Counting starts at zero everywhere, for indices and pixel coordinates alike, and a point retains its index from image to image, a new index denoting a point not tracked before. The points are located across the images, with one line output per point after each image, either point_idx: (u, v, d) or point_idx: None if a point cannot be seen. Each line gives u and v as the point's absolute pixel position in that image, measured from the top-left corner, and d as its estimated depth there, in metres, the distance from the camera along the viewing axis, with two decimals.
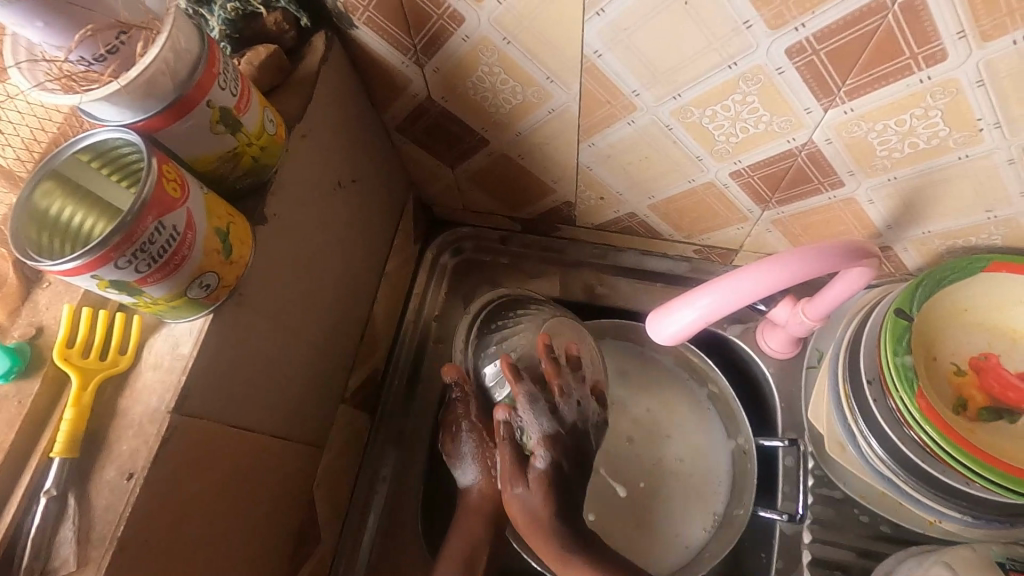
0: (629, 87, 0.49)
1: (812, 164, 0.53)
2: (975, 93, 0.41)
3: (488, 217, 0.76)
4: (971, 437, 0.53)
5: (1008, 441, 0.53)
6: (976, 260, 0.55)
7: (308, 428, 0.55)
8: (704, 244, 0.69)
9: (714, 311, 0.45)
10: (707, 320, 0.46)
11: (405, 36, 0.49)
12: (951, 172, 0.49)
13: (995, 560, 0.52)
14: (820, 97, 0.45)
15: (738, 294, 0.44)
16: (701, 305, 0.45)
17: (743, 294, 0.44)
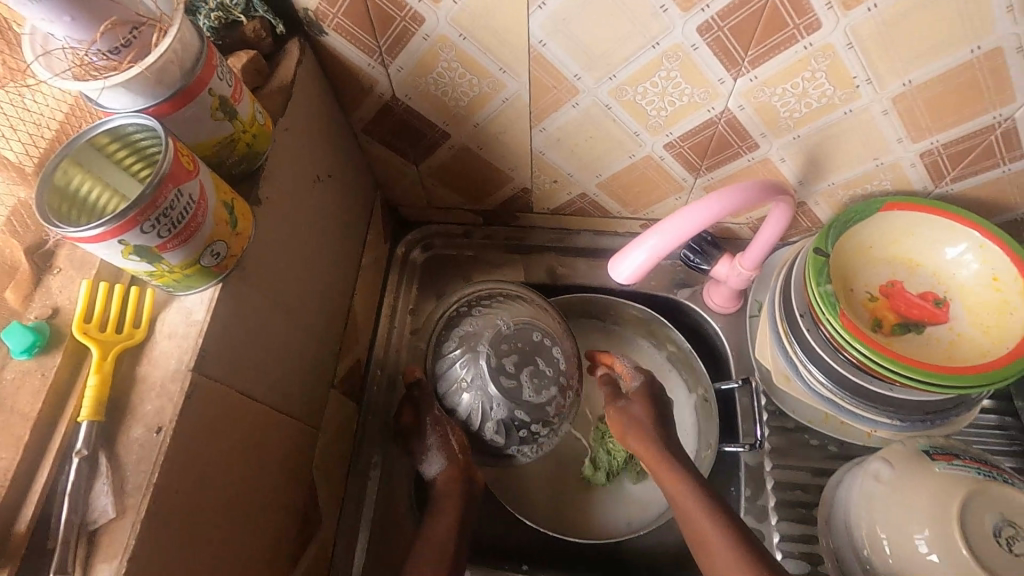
0: (572, 72, 0.57)
1: (732, 130, 0.62)
2: (847, 55, 0.52)
3: (452, 213, 0.82)
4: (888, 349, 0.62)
5: (918, 349, 0.62)
6: (872, 203, 0.64)
7: (305, 408, 0.58)
8: (649, 218, 0.78)
9: (667, 245, 0.51)
10: (661, 255, 0.52)
11: (371, 39, 0.55)
12: (841, 127, 0.60)
13: (921, 449, 0.59)
14: (729, 68, 0.54)
15: (682, 229, 0.50)
16: (655, 241, 0.50)
17: (684, 227, 0.49)
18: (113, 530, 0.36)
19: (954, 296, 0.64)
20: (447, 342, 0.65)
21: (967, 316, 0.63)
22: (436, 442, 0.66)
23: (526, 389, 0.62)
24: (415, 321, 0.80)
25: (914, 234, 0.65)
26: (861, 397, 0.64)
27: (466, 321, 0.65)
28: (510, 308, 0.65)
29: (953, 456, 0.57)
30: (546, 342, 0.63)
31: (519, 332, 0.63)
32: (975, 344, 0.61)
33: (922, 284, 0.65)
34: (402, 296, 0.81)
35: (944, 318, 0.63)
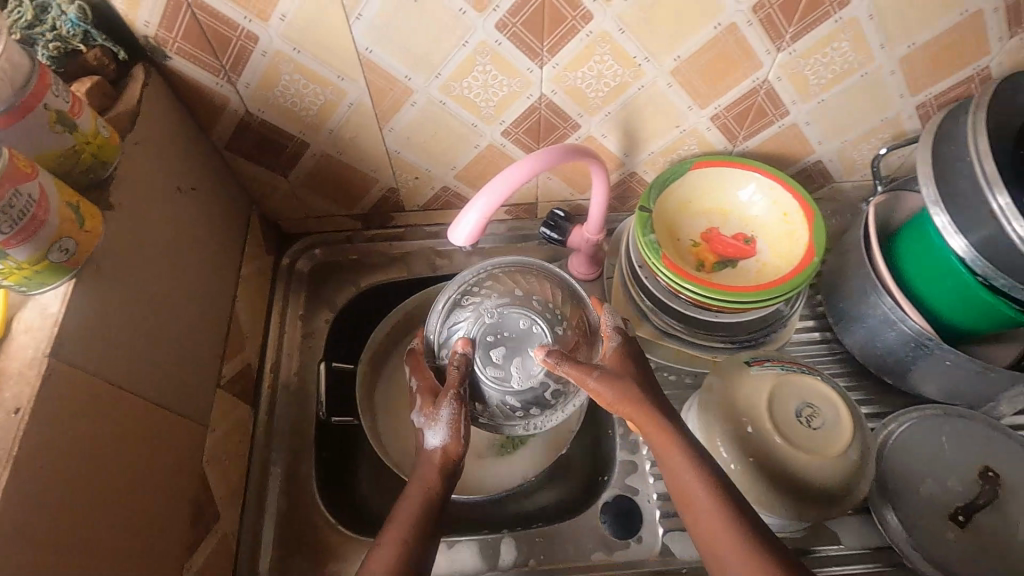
0: (402, 74, 0.65)
1: (553, 113, 0.72)
2: (621, 38, 0.63)
3: (330, 221, 0.88)
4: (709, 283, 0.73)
5: (735, 280, 0.73)
6: (682, 164, 0.75)
7: (187, 405, 0.61)
8: (510, 203, 0.87)
9: (487, 208, 0.58)
10: (486, 218, 0.59)
11: (214, 59, 0.61)
12: (639, 100, 0.71)
13: (744, 359, 0.68)
14: (532, 58, 0.64)
15: (500, 187, 0.58)
16: (478, 207, 0.58)
17: (501, 185, 0.58)
18: None
19: (759, 234, 0.75)
20: (459, 311, 0.74)
21: (770, 247, 0.74)
22: (450, 403, 0.64)
23: (514, 377, 0.71)
24: (305, 324, 0.85)
25: (722, 186, 0.76)
26: (700, 328, 0.77)
27: (471, 302, 0.74)
28: (507, 292, 0.75)
29: (766, 360, 0.67)
30: (533, 328, 0.73)
31: (504, 319, 0.73)
32: (777, 268, 0.72)
33: (734, 227, 0.76)
34: (289, 303, 0.85)
35: (753, 251, 0.74)
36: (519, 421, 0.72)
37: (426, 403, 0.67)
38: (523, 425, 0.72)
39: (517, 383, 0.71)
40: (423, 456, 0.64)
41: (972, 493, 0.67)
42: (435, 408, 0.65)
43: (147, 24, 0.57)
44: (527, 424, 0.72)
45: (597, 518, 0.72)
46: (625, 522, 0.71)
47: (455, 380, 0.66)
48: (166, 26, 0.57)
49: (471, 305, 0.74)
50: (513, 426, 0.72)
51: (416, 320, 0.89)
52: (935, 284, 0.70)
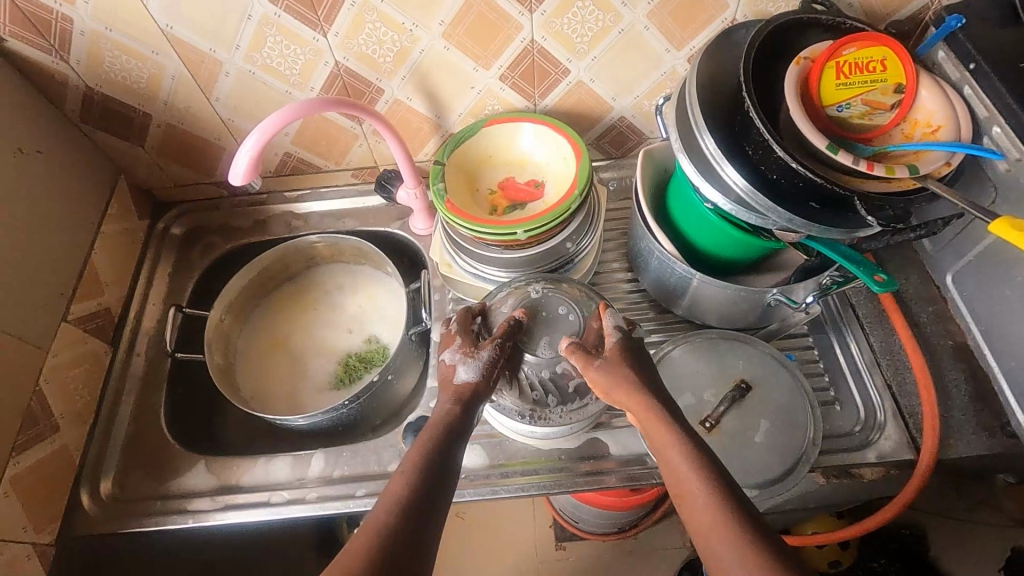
0: (207, 48, 0.76)
1: (353, 78, 0.82)
2: (384, 6, 0.73)
3: (197, 190, 0.99)
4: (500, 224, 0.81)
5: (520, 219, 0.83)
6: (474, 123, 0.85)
7: (23, 328, 0.73)
8: (353, 167, 0.97)
9: (255, 146, 0.67)
10: (256, 154, 0.68)
11: (42, 40, 0.73)
12: (426, 64, 0.81)
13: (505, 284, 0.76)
14: (314, 28, 0.75)
15: (268, 129, 0.67)
16: (247, 146, 0.67)
17: (266, 128, 0.67)
18: None
19: (546, 180, 0.87)
20: (495, 298, 0.73)
21: (555, 189, 0.86)
22: (490, 349, 0.62)
23: (539, 351, 0.66)
24: (171, 279, 0.96)
25: (515, 141, 0.87)
26: (488, 265, 0.83)
27: (566, 285, 0.73)
28: (553, 286, 0.73)
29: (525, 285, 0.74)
30: (566, 314, 0.69)
31: (547, 300, 0.71)
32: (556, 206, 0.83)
33: (525, 176, 0.88)
34: (159, 261, 0.97)
35: (539, 194, 0.85)
36: (526, 408, 0.69)
37: (462, 346, 0.64)
38: (534, 416, 0.69)
39: (525, 365, 0.66)
40: (446, 388, 0.60)
41: (722, 398, 0.74)
42: (475, 348, 0.63)
43: None
44: (538, 416, 0.69)
45: (400, 436, 0.80)
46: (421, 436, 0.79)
47: (506, 333, 0.64)
48: None
49: (535, 285, 0.73)
50: (521, 414, 0.69)
51: (277, 277, 1.01)
52: (688, 218, 0.79)
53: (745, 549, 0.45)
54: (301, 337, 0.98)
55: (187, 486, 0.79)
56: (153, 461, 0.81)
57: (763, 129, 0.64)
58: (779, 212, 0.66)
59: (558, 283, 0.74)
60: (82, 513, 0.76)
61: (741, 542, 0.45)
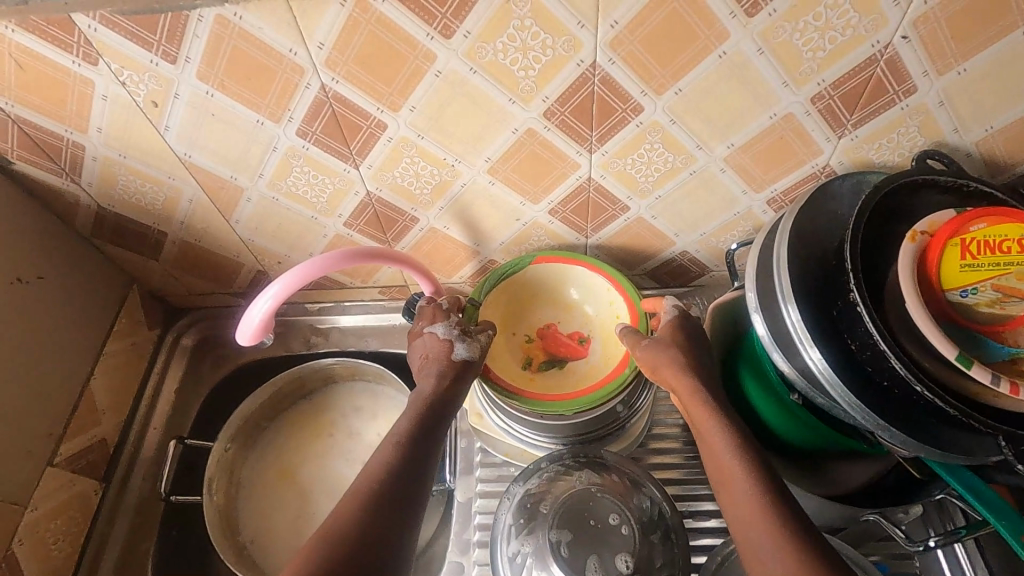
0: (227, 175, 0.68)
1: (386, 207, 0.73)
2: (424, 143, 0.64)
3: (212, 299, 0.91)
4: (533, 389, 0.73)
5: (555, 379, 0.75)
6: (524, 258, 0.77)
7: (0, 486, 0.65)
8: (380, 285, 0.88)
9: (272, 302, 0.61)
10: (272, 311, 0.62)
11: (52, 163, 0.67)
12: (467, 196, 0.72)
13: (546, 462, 0.66)
14: (344, 160, 0.67)
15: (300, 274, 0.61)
16: (263, 301, 0.61)
17: (297, 274, 0.60)
18: None
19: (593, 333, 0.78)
20: (531, 487, 0.63)
21: (602, 349, 0.77)
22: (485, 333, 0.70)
23: (589, 573, 0.55)
24: (177, 399, 0.88)
25: (566, 284, 0.79)
26: (526, 427, 0.73)
27: (613, 476, 0.63)
28: (601, 477, 0.62)
29: (566, 472, 0.63)
30: (618, 523, 0.58)
31: (596, 502, 0.59)
32: (598, 370, 0.74)
33: (570, 327, 0.79)
34: (167, 376, 0.89)
35: (583, 352, 0.77)
36: None
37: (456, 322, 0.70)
38: None
39: None
40: (434, 356, 0.67)
41: None
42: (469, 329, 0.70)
43: None
44: None
45: None
46: None
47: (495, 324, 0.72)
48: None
49: (579, 475, 0.63)
50: None
51: (290, 397, 0.92)
52: (762, 396, 0.65)
53: (782, 544, 0.46)
54: (309, 470, 0.87)
55: None
56: None
57: (873, 329, 0.52)
58: (891, 430, 0.53)
59: (611, 472, 0.63)
60: None
61: (783, 544, 0.46)
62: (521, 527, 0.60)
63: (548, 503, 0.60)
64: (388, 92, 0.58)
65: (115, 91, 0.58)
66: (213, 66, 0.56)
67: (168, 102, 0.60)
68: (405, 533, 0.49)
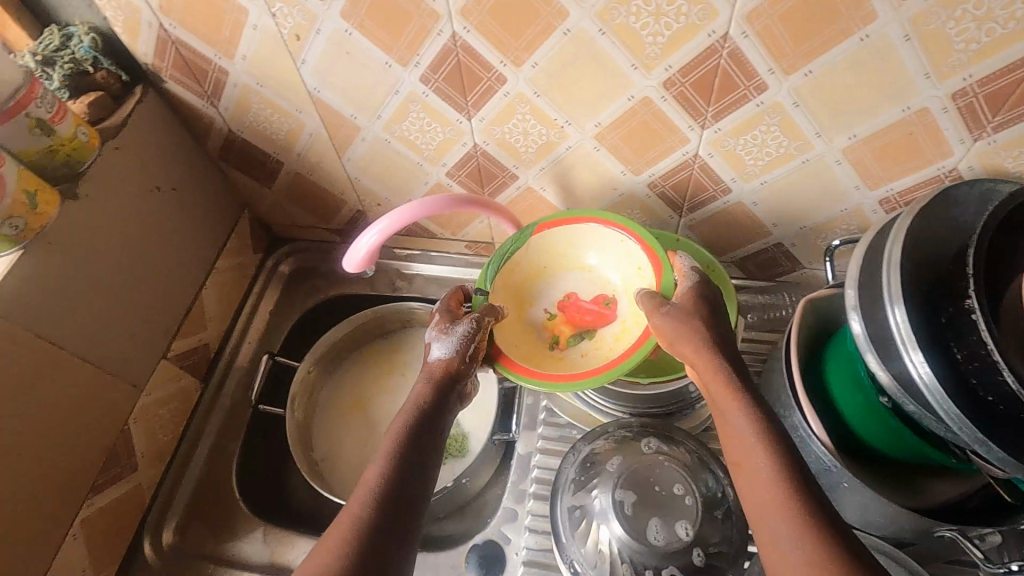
0: (349, 113, 0.73)
1: (489, 162, 0.76)
2: (540, 101, 0.66)
3: (312, 232, 0.98)
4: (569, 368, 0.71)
5: (586, 351, 0.73)
6: (525, 229, 0.77)
7: (124, 368, 0.73)
8: (468, 239, 0.91)
9: (380, 235, 0.64)
10: (377, 243, 0.65)
11: (198, 85, 0.73)
12: (570, 160, 0.73)
13: (612, 427, 0.67)
14: (459, 111, 0.69)
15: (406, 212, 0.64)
16: (372, 233, 0.64)
17: (405, 211, 0.64)
18: None
19: (619, 296, 0.76)
20: (599, 447, 0.65)
21: (631, 305, 0.74)
22: (466, 322, 0.68)
23: (650, 532, 0.56)
24: (271, 319, 0.95)
25: (574, 247, 0.78)
26: (597, 392, 0.75)
27: (681, 449, 0.63)
28: (669, 447, 0.63)
29: (634, 437, 0.65)
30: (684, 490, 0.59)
31: (664, 467, 0.60)
32: (628, 337, 0.72)
33: (591, 292, 0.77)
34: (264, 298, 0.96)
35: (611, 315, 0.75)
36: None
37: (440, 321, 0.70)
38: None
39: (626, 548, 0.57)
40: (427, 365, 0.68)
41: None
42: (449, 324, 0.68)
43: (146, 54, 0.70)
44: None
45: (464, 556, 0.74)
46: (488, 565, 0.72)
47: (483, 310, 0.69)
48: (159, 57, 0.70)
49: (648, 441, 0.64)
50: None
51: (371, 333, 0.97)
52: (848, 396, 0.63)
53: (804, 535, 0.46)
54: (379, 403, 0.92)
55: (244, 552, 0.77)
56: (214, 516, 0.79)
57: (987, 339, 0.49)
58: (990, 447, 0.50)
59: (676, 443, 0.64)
60: (142, 560, 0.75)
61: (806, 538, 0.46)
62: (586, 481, 0.62)
63: (615, 461, 0.62)
64: (515, 46, 0.60)
65: (265, 23, 0.63)
66: (357, 7, 0.60)
67: (310, 37, 0.64)
68: (408, 542, 0.51)
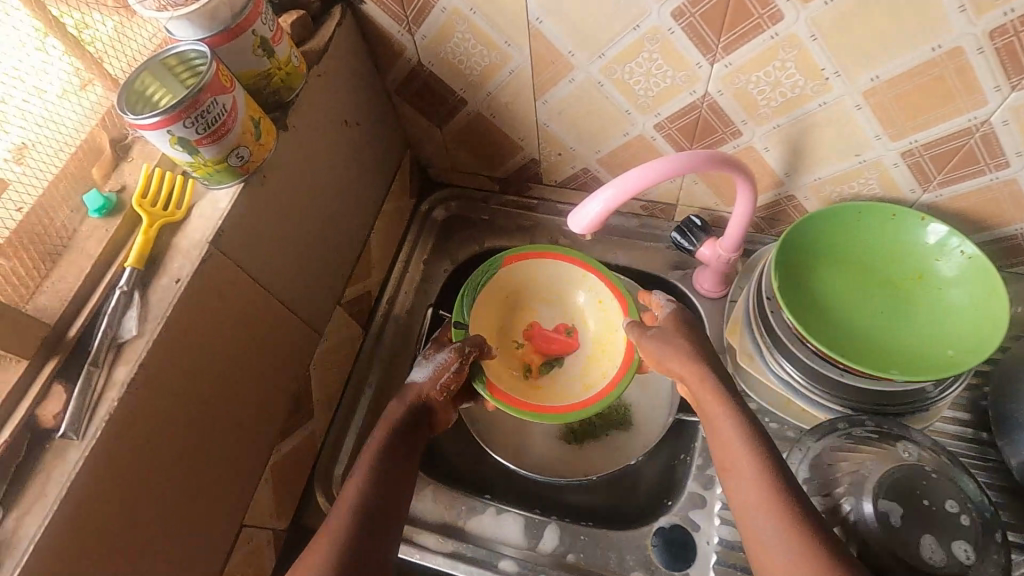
0: (567, 49, 0.64)
1: (714, 115, 0.67)
2: (813, 46, 0.56)
3: (471, 178, 0.92)
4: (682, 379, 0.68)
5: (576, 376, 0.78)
6: (494, 260, 0.80)
7: (309, 313, 0.69)
8: (648, 199, 0.83)
9: (611, 201, 0.56)
10: (607, 210, 0.57)
11: (400, 9, 0.66)
12: (817, 118, 0.63)
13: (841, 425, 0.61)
14: (705, 53, 0.60)
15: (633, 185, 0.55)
16: (600, 199, 0.56)
17: (633, 185, 0.55)
18: (133, 345, 0.48)
19: (580, 327, 0.81)
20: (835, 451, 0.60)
21: (593, 332, 0.80)
22: (444, 351, 0.71)
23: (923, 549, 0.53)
24: (426, 270, 0.89)
25: (568, 280, 0.81)
26: (817, 382, 0.67)
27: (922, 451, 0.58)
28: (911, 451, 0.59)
29: (872, 441, 0.59)
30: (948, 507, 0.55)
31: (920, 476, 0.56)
32: (602, 367, 0.77)
33: (552, 321, 0.81)
34: (418, 245, 0.91)
35: (574, 345, 0.79)
36: None
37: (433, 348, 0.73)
38: None
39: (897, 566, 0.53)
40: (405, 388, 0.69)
41: None
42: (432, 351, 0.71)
43: None
44: None
45: (648, 539, 0.69)
46: (677, 552, 0.68)
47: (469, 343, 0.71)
48: None
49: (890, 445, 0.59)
50: None
51: None
52: None
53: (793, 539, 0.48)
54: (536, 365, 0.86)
55: (416, 509, 0.74)
56: None
57: None
58: None
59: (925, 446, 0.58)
60: (314, 510, 0.73)
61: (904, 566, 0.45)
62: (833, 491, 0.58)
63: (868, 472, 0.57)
64: None
65: None
66: None
67: None
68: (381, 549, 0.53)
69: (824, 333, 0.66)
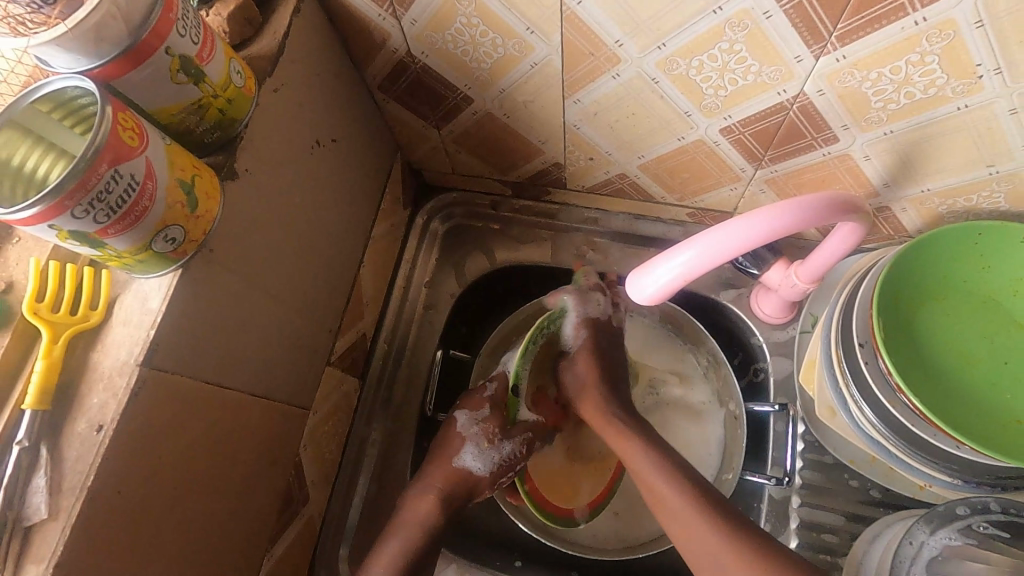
0: (612, 38, 0.47)
1: (805, 118, 0.50)
2: (974, 36, 0.39)
3: (477, 181, 0.75)
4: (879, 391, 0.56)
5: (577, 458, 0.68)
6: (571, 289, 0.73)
7: (292, 390, 0.55)
8: (697, 207, 0.68)
9: (693, 268, 0.46)
10: (686, 278, 0.47)
11: None
12: (949, 124, 0.47)
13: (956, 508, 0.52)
14: (811, 44, 0.43)
15: (726, 247, 0.44)
16: (678, 264, 0.46)
17: (723, 249, 0.44)
18: (44, 531, 0.34)
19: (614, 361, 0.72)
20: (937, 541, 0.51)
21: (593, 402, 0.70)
22: (514, 442, 0.62)
23: None
24: (429, 296, 0.75)
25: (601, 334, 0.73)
26: (917, 448, 0.55)
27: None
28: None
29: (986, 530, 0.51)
30: None
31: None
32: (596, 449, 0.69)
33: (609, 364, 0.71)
34: (418, 265, 0.75)
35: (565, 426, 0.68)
36: None
37: (489, 421, 0.62)
38: None
39: None
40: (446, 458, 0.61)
41: None
42: (500, 434, 0.61)
43: None
44: None
45: None
46: None
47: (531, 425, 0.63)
48: None
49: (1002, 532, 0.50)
50: None
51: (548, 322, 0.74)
52: None
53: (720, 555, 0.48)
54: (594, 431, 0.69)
55: None
56: None
57: None
58: None
59: None
60: None
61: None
62: None
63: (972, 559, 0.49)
64: None
65: None
66: None
67: None
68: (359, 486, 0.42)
69: (957, 406, 0.53)
